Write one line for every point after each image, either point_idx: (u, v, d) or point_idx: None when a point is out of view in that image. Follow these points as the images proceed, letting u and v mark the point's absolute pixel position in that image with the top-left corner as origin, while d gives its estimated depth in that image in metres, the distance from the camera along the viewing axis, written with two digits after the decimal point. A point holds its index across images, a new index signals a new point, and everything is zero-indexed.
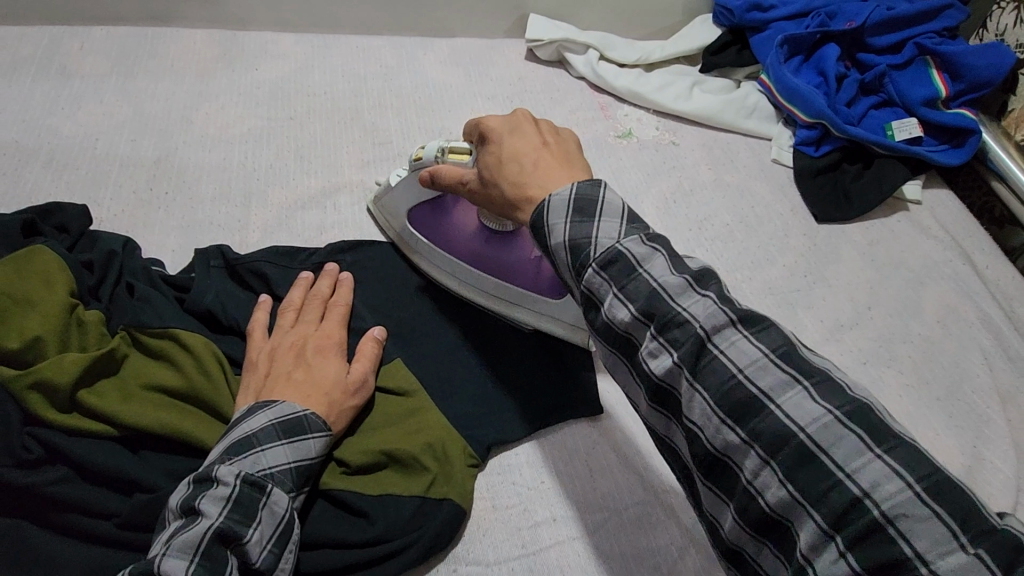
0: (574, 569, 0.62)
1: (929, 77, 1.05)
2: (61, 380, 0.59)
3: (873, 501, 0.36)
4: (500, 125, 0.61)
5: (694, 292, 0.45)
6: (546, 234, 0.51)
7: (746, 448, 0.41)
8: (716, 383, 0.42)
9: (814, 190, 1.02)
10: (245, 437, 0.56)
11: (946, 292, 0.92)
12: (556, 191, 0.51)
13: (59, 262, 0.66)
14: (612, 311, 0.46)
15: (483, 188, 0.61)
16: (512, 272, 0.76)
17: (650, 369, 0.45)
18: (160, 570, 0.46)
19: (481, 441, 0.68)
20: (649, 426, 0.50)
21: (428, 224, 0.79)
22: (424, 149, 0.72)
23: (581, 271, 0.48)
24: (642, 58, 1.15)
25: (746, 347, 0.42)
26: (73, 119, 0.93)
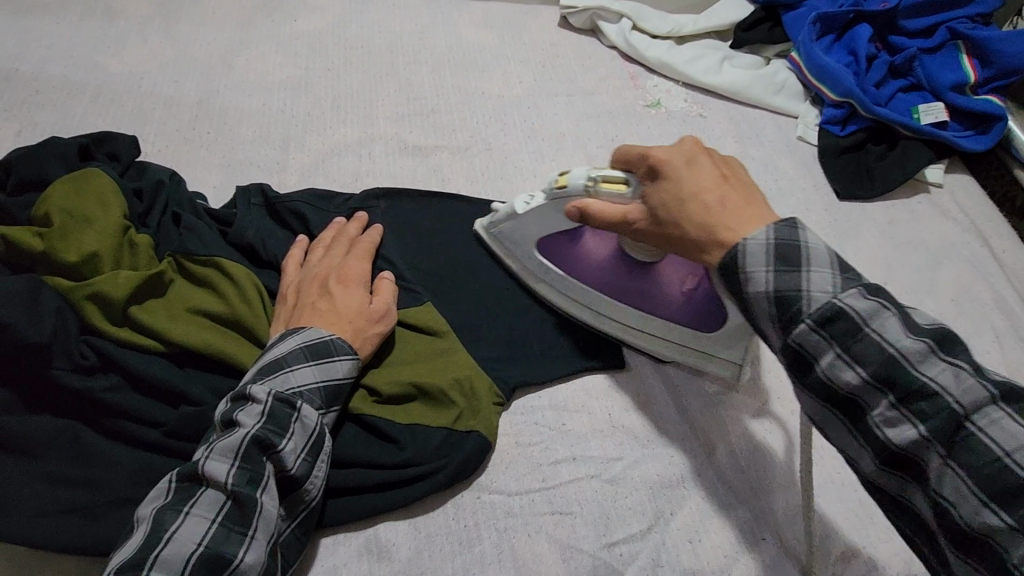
0: (592, 503, 0.65)
1: (959, 61, 1.06)
2: (115, 294, 0.62)
3: (973, 421, 0.44)
4: (673, 156, 0.58)
5: (937, 358, 0.45)
6: (743, 279, 0.52)
7: (931, 451, 0.45)
8: (974, 457, 0.43)
9: (837, 168, 1.03)
10: (276, 359, 0.59)
11: (962, 273, 0.94)
12: (752, 234, 0.52)
13: (114, 186, 0.69)
14: (833, 372, 0.48)
15: (667, 238, 0.58)
16: (664, 303, 0.72)
17: (885, 437, 0.47)
18: (204, 471, 0.50)
19: (507, 382, 0.71)
20: (872, 482, 0.51)
21: (562, 255, 0.75)
22: (569, 176, 0.65)
23: (792, 324, 0.50)
24: (674, 30, 1.16)
25: (918, 394, 0.45)
26: (119, 58, 0.95)
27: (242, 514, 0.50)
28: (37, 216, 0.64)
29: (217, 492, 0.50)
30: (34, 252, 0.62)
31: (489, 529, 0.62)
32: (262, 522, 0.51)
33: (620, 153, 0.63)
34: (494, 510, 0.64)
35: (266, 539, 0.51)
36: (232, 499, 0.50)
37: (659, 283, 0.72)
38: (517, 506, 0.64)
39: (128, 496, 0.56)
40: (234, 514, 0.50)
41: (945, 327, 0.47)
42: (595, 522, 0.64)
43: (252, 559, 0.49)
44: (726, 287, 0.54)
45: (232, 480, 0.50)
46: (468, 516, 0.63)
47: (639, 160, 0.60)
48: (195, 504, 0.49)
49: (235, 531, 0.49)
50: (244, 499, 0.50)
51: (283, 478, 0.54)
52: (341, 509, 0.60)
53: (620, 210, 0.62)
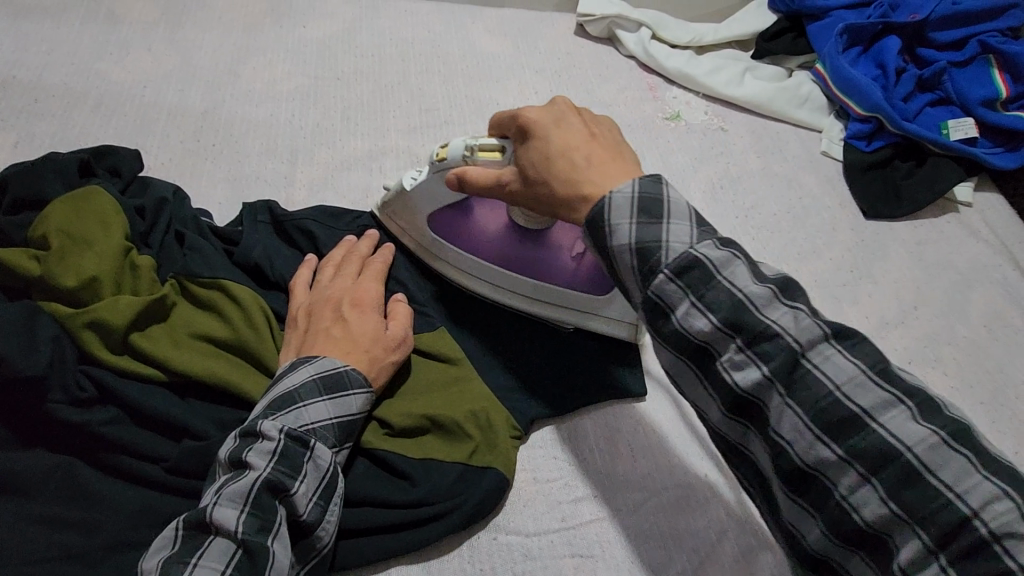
0: (613, 545, 0.62)
1: (990, 76, 1.02)
2: (115, 320, 0.59)
3: (810, 359, 0.43)
4: (543, 116, 0.57)
5: (780, 303, 0.44)
6: (608, 234, 0.48)
7: (849, 472, 0.41)
8: (844, 421, 0.41)
9: (863, 186, 1.00)
10: (287, 393, 0.56)
11: (994, 297, 0.91)
12: (619, 187, 0.49)
13: (115, 204, 0.65)
14: (687, 321, 0.45)
15: (533, 196, 0.57)
16: (550, 271, 0.72)
17: (733, 381, 0.44)
18: (212, 518, 0.46)
19: (524, 413, 0.68)
20: (718, 432, 0.49)
21: (456, 232, 0.73)
22: (447, 148, 0.65)
23: (651, 275, 0.46)
24: (694, 40, 1.12)
25: (795, 363, 0.42)
26: (122, 65, 0.92)
27: (253, 565, 0.46)
28: (35, 236, 0.61)
29: (226, 541, 0.46)
30: (31, 275, 0.59)
31: (506, 574, 0.59)
32: (275, 574, 0.47)
33: (494, 122, 0.63)
34: (511, 553, 0.60)
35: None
36: (243, 548, 0.46)
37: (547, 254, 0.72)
38: (535, 548, 0.61)
39: (126, 539, 0.52)
40: (244, 566, 0.45)
41: (788, 275, 0.46)
42: (617, 566, 0.61)
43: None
44: (594, 245, 0.50)
45: (243, 528, 0.47)
46: (484, 560, 0.60)
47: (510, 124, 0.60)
48: (203, 555, 0.45)
49: None
50: (255, 549, 0.46)
51: (294, 523, 0.51)
52: (351, 553, 0.57)
53: (494, 174, 0.60)
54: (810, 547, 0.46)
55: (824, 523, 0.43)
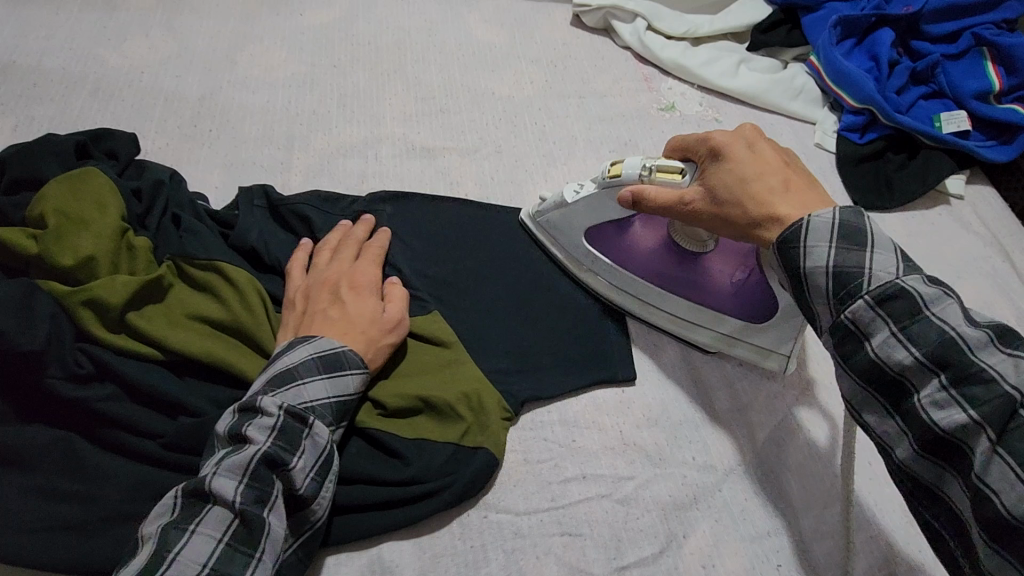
0: (602, 524, 0.63)
1: (983, 69, 1.03)
2: (111, 299, 0.60)
3: None
4: (733, 141, 0.61)
5: (998, 349, 0.44)
6: (801, 255, 0.53)
7: (979, 434, 0.43)
8: (1010, 432, 0.42)
9: (856, 177, 1.01)
10: (286, 370, 0.56)
11: (983, 288, 0.92)
12: (817, 213, 0.53)
13: (112, 186, 0.66)
14: (885, 349, 0.48)
15: (719, 217, 0.61)
16: (705, 292, 0.73)
17: (932, 420, 0.46)
18: (211, 488, 0.48)
19: (515, 396, 0.69)
20: (902, 470, 0.50)
21: (613, 248, 0.75)
22: (623, 164, 0.67)
23: (848, 300, 0.50)
24: (690, 31, 1.13)
25: (968, 375, 0.44)
26: (120, 51, 0.92)
27: (250, 534, 0.47)
28: (32, 216, 0.62)
29: (224, 510, 0.48)
30: (29, 254, 0.60)
31: (496, 550, 0.60)
32: (269, 544, 0.48)
33: (678, 144, 0.66)
34: (502, 531, 0.61)
35: (272, 562, 0.48)
36: (240, 518, 0.48)
37: (695, 274, 0.73)
38: (525, 527, 0.62)
39: (121, 512, 0.53)
40: (241, 534, 0.47)
41: (1001, 325, 0.46)
42: (606, 544, 0.62)
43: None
44: (782, 263, 0.55)
45: (240, 499, 0.48)
46: (475, 537, 0.61)
47: (697, 146, 0.63)
48: (201, 522, 0.47)
49: (242, 553, 0.47)
50: (252, 519, 0.48)
51: (291, 497, 0.52)
52: (344, 528, 0.58)
53: (676, 193, 0.63)
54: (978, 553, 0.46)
55: (988, 536, 0.43)
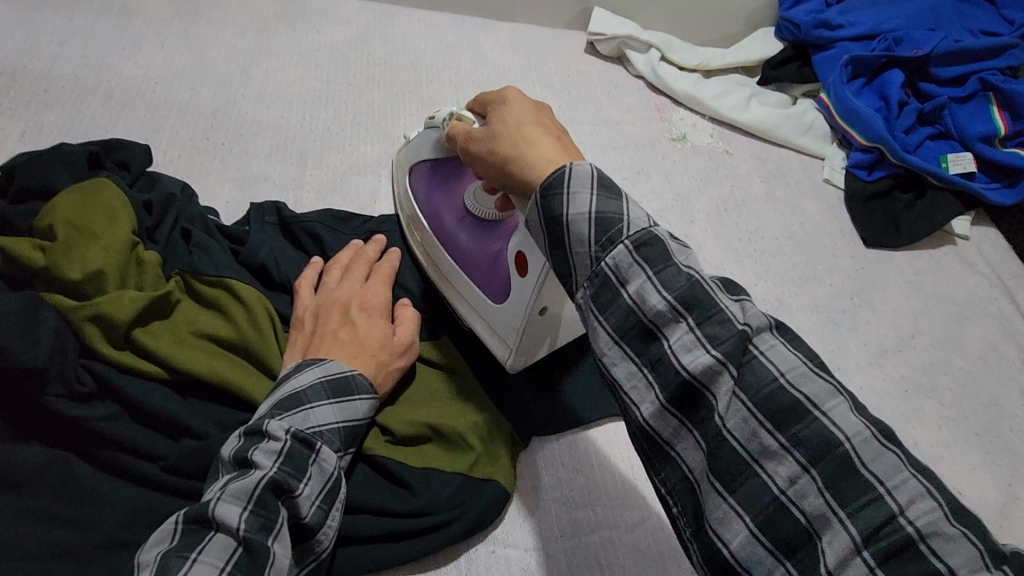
0: (613, 563, 0.61)
1: (989, 113, 1.05)
2: (118, 316, 0.58)
3: (756, 346, 0.38)
4: (512, 96, 0.53)
5: (794, 358, 0.38)
6: (564, 228, 0.42)
7: (798, 472, 0.35)
8: (814, 449, 0.35)
9: (864, 215, 1.01)
10: (293, 393, 0.55)
11: (989, 330, 0.92)
12: (580, 161, 0.43)
13: (123, 198, 0.65)
14: (640, 294, 0.39)
15: (487, 155, 0.51)
16: (470, 262, 0.69)
17: (680, 365, 0.38)
18: (214, 514, 0.44)
19: (525, 428, 0.68)
20: (634, 432, 0.40)
21: (426, 196, 0.75)
22: (437, 112, 0.68)
23: (609, 246, 0.41)
24: (702, 63, 1.14)
25: (799, 414, 0.35)
26: (134, 60, 0.92)
27: (254, 564, 0.44)
28: (41, 226, 0.60)
29: (228, 537, 0.44)
30: (35, 267, 0.58)
31: None
32: (275, 573, 0.45)
33: (476, 99, 0.60)
34: (509, 567, 0.60)
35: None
36: (245, 545, 0.44)
37: (463, 239, 0.70)
38: (533, 564, 0.60)
39: (119, 539, 0.51)
40: (245, 562, 0.43)
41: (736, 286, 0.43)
42: None
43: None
44: (545, 225, 0.44)
45: (245, 526, 0.45)
46: (481, 572, 0.59)
47: (486, 98, 0.57)
48: (202, 551, 0.43)
49: None
50: (257, 547, 0.44)
51: (296, 526, 0.50)
52: (349, 560, 0.56)
53: (466, 129, 0.57)
54: (727, 558, 0.36)
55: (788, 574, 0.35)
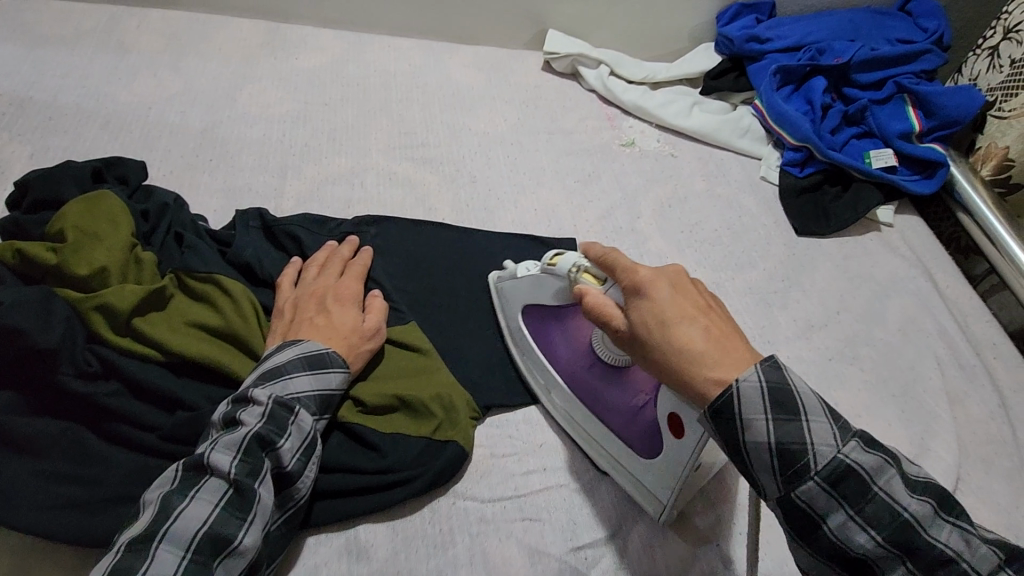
0: (560, 511, 0.70)
1: (905, 112, 1.16)
2: (121, 305, 0.67)
3: (876, 483, 0.49)
4: (658, 278, 0.58)
5: (906, 492, 0.49)
6: (739, 425, 0.52)
7: (897, 563, 0.49)
8: (913, 551, 0.48)
9: (796, 207, 1.12)
10: (275, 366, 0.64)
11: (908, 305, 1.02)
12: (747, 374, 0.52)
13: (123, 207, 0.74)
14: (750, 431, 0.52)
15: (635, 353, 0.59)
16: (610, 409, 0.72)
17: (833, 537, 0.50)
18: (208, 461, 0.54)
19: (481, 399, 0.77)
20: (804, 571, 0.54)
21: (540, 328, 0.78)
22: (559, 258, 0.69)
23: (795, 479, 0.50)
24: (648, 77, 1.26)
25: (918, 539, 0.48)
26: (129, 88, 1.01)
27: (243, 501, 0.54)
28: (52, 232, 0.70)
29: (219, 481, 0.54)
30: (48, 266, 0.67)
31: (462, 534, 0.67)
32: (260, 510, 0.55)
33: (606, 255, 0.63)
34: (468, 516, 0.68)
35: (262, 527, 0.55)
36: (235, 487, 0.54)
37: (597, 381, 0.73)
38: (490, 513, 0.69)
39: (124, 494, 0.60)
40: (235, 501, 0.54)
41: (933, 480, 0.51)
42: (563, 528, 0.69)
43: (251, 541, 0.53)
44: (719, 434, 0.54)
45: (235, 470, 0.54)
46: (444, 521, 0.67)
47: (619, 271, 0.60)
48: (200, 490, 0.53)
49: (236, 516, 0.53)
50: (246, 490, 0.54)
51: (278, 475, 0.59)
52: (325, 510, 0.65)
53: (608, 310, 0.61)
54: None
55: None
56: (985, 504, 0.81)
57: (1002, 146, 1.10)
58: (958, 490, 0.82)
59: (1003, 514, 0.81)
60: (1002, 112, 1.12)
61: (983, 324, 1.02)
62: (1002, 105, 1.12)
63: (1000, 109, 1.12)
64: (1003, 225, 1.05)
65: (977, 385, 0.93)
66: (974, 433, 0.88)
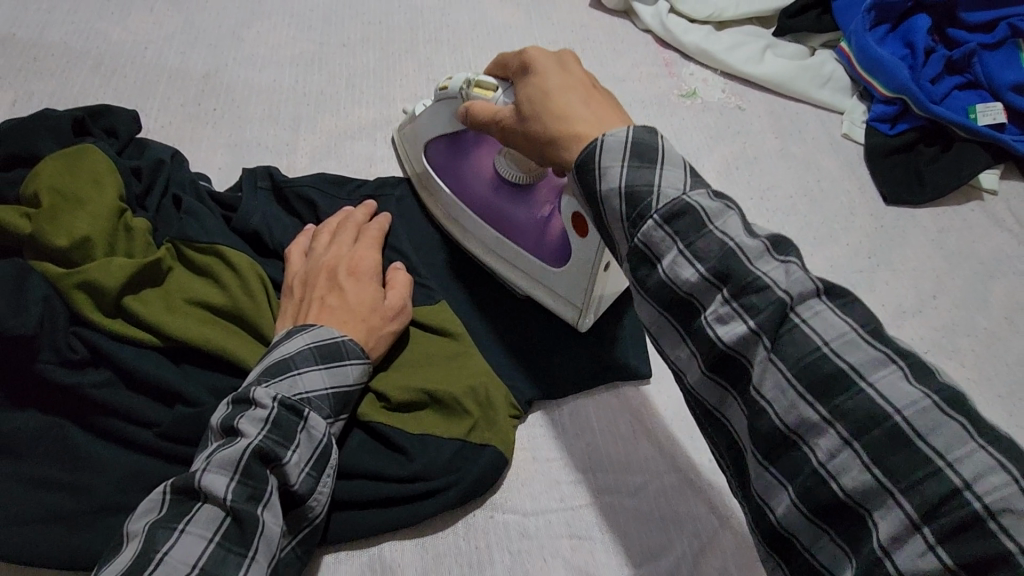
0: (613, 527, 0.60)
1: (1020, 61, 0.98)
2: (107, 281, 0.57)
3: (798, 313, 0.38)
4: (543, 61, 0.54)
5: (773, 257, 0.39)
6: (597, 175, 0.44)
7: (824, 429, 0.35)
8: (793, 352, 0.37)
9: (885, 170, 0.96)
10: (282, 359, 0.54)
11: (1016, 288, 0.87)
12: (613, 131, 0.44)
13: (109, 164, 0.64)
14: (674, 271, 0.40)
15: (522, 135, 0.54)
16: (515, 229, 0.69)
17: (716, 337, 0.39)
18: (201, 484, 0.45)
19: (523, 393, 0.66)
20: (693, 395, 0.43)
21: (448, 160, 0.73)
22: (450, 79, 0.65)
23: (639, 220, 0.42)
24: (715, 14, 1.08)
25: (842, 387, 0.35)
26: (123, 25, 0.90)
27: (242, 533, 0.45)
28: (27, 194, 0.60)
29: (215, 508, 0.46)
30: (22, 234, 0.58)
31: (501, 552, 0.58)
32: (263, 543, 0.46)
33: (498, 58, 0.60)
34: (507, 532, 0.59)
35: (266, 562, 0.46)
36: (232, 516, 0.45)
37: (503, 205, 0.69)
38: (532, 528, 0.60)
39: (115, 504, 0.52)
40: (233, 535, 0.45)
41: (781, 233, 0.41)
42: (616, 549, 0.59)
43: None
44: (581, 188, 0.46)
45: (232, 496, 0.46)
46: (480, 537, 0.59)
47: (513, 61, 0.57)
48: (191, 521, 0.45)
49: (233, 552, 0.45)
50: (245, 518, 0.45)
51: (287, 494, 0.50)
52: (345, 525, 0.56)
53: (491, 109, 0.58)
54: (774, 522, 0.39)
55: (762, 458, 0.38)
56: None
57: None
58: None
59: None
60: None
61: None
62: None
63: None
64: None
65: None
66: None
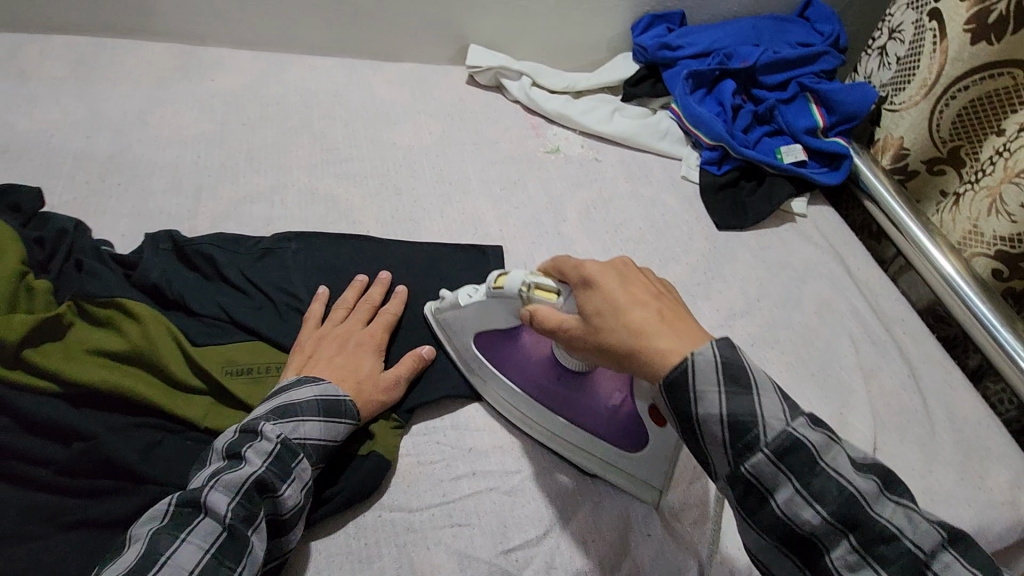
0: (489, 514, 0.69)
1: (809, 110, 1.22)
2: (8, 335, 0.65)
3: (879, 512, 0.50)
4: (607, 276, 0.59)
5: (839, 457, 0.51)
6: (693, 401, 0.53)
7: (837, 536, 0.50)
8: (870, 541, 0.50)
9: (715, 203, 1.16)
10: (290, 406, 0.65)
11: (823, 288, 1.06)
12: (699, 349, 0.53)
13: (13, 237, 0.72)
14: (787, 502, 0.51)
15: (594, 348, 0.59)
16: (585, 416, 0.72)
17: (817, 547, 0.51)
18: (205, 501, 0.55)
19: (404, 406, 0.75)
20: (765, 570, 0.55)
21: (496, 353, 0.76)
22: (506, 277, 0.67)
23: (748, 452, 0.52)
24: (571, 86, 1.29)
25: (917, 570, 0.49)
26: (30, 117, 0.99)
27: (235, 549, 0.55)
28: None
29: (213, 523, 0.55)
30: None
31: (389, 546, 0.65)
32: (250, 560, 0.55)
33: (556, 262, 0.63)
34: (395, 527, 0.67)
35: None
36: (228, 531, 0.55)
37: (570, 393, 0.72)
38: (417, 522, 0.68)
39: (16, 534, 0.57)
40: (228, 545, 0.55)
41: (843, 436, 0.54)
42: (493, 531, 0.68)
43: None
44: (670, 406, 0.55)
45: (231, 514, 0.56)
46: (370, 535, 0.66)
47: (569, 270, 0.62)
48: (191, 532, 0.54)
49: (224, 565, 0.54)
50: (239, 535, 0.55)
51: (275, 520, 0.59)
52: None
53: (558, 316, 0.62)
54: None
55: None
56: (902, 472, 0.84)
57: (897, 137, 1.17)
58: (875, 461, 0.85)
59: (918, 479, 0.84)
60: (894, 106, 1.18)
61: (893, 302, 1.06)
62: (893, 99, 1.18)
63: (892, 103, 1.18)
64: (910, 215, 1.09)
65: (889, 358, 0.97)
66: (887, 405, 0.91)
